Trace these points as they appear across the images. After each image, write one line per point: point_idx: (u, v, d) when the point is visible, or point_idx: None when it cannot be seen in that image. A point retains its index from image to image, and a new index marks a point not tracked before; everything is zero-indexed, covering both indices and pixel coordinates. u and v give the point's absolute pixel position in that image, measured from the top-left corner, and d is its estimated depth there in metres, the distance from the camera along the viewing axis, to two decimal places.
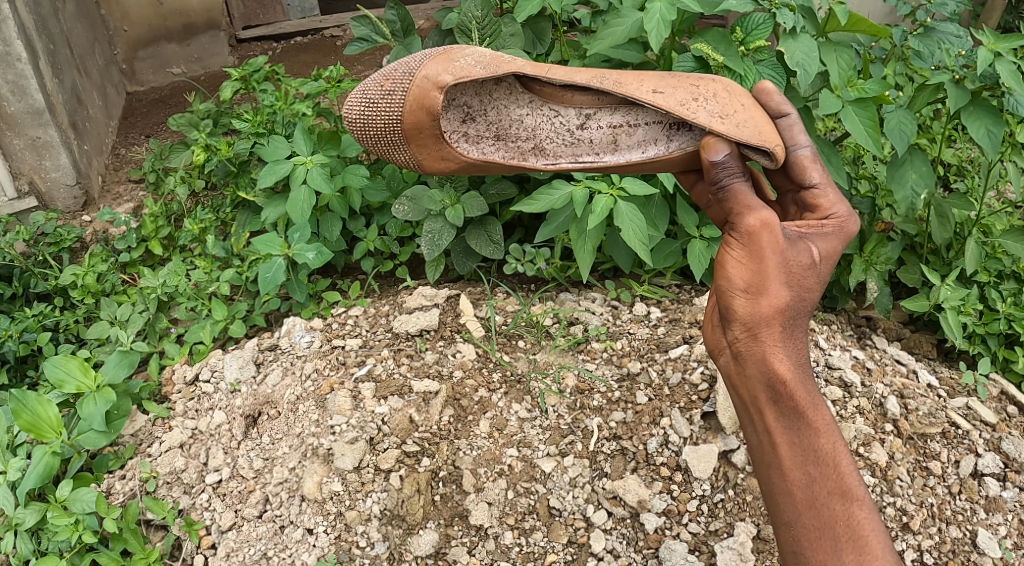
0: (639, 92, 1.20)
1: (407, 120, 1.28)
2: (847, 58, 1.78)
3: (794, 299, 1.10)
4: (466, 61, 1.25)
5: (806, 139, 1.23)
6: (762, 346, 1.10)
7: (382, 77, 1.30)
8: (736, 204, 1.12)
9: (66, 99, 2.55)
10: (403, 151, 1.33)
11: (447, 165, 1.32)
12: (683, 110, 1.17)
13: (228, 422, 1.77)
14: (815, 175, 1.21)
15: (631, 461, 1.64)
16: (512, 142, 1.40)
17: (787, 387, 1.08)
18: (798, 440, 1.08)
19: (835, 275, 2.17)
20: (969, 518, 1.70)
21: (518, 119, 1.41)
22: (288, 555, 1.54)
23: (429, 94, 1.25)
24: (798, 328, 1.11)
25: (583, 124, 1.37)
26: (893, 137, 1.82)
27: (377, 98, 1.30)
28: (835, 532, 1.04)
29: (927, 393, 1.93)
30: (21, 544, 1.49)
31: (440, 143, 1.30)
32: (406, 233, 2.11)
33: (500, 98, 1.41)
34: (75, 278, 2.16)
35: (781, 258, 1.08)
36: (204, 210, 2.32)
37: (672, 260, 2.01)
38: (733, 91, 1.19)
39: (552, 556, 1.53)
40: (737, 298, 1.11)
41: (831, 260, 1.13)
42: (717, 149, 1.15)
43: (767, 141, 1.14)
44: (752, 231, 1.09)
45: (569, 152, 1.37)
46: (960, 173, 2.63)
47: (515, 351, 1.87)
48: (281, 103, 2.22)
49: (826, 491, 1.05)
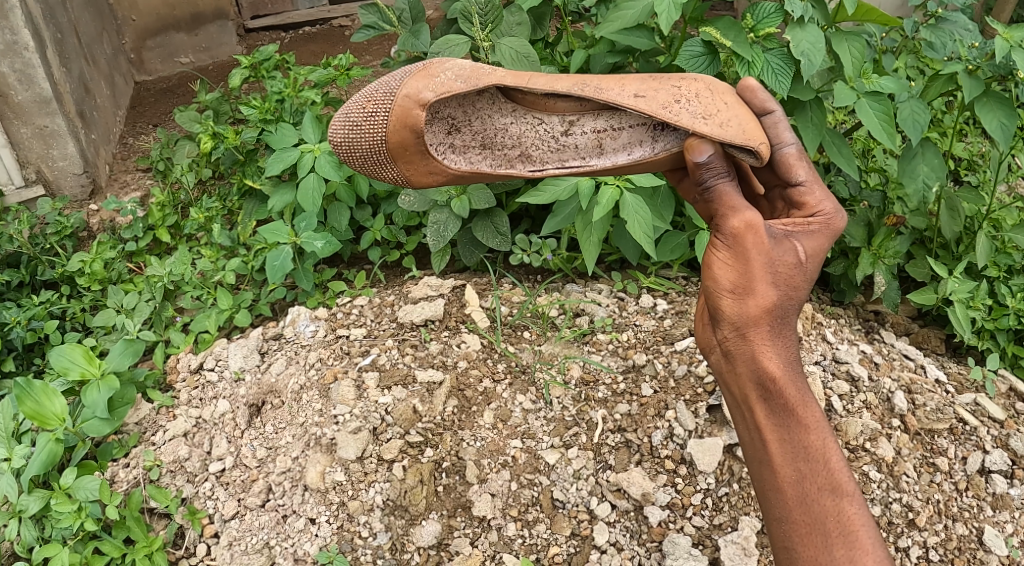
0: (620, 98, 1.16)
1: (390, 140, 1.23)
2: (859, 48, 1.73)
3: (782, 299, 1.08)
4: (446, 76, 1.21)
5: (792, 136, 1.19)
6: (751, 345, 1.09)
7: (364, 100, 1.26)
8: (722, 205, 1.11)
9: (74, 87, 2.55)
10: (390, 169, 1.28)
11: (435, 179, 1.28)
12: (664, 113, 1.13)
13: (232, 411, 1.76)
14: (802, 173, 1.19)
15: (636, 453, 1.63)
16: (498, 150, 1.37)
17: (776, 384, 1.08)
18: (788, 437, 1.07)
19: (844, 268, 2.15)
20: (975, 515, 1.68)
21: (503, 128, 1.37)
22: (290, 544, 1.53)
23: (411, 113, 1.21)
24: (787, 325, 1.10)
25: (567, 130, 1.33)
26: (907, 128, 1.80)
27: (360, 121, 1.25)
28: (825, 527, 1.04)
29: (935, 389, 1.90)
30: (25, 531, 1.50)
31: (426, 158, 1.25)
32: (412, 222, 2.11)
33: (483, 107, 1.37)
34: (81, 266, 2.15)
35: (766, 258, 1.07)
36: (211, 199, 2.32)
37: (678, 253, 1.99)
38: (715, 90, 1.16)
39: (555, 548, 1.52)
40: (724, 298, 1.09)
41: (818, 258, 1.11)
42: (700, 150, 1.12)
43: (751, 139, 1.11)
44: (736, 233, 1.08)
45: (555, 158, 1.33)
46: (970, 167, 2.60)
47: (520, 342, 1.87)
48: (289, 89, 2.21)
49: (817, 486, 1.05)
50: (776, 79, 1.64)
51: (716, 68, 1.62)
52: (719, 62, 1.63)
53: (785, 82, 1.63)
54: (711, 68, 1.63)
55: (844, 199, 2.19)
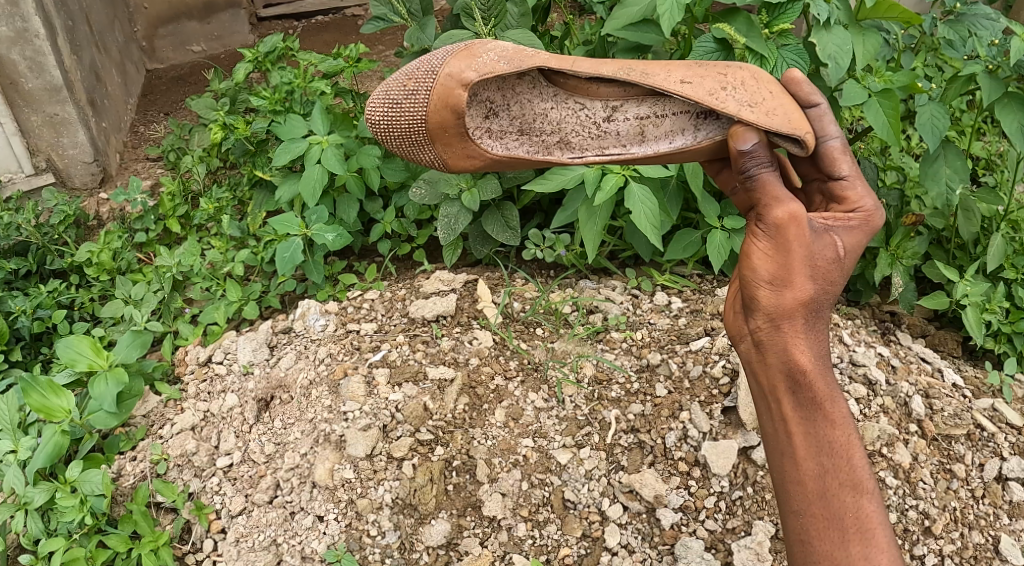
0: (667, 83, 1.12)
1: (431, 120, 1.20)
2: (874, 45, 1.68)
3: (819, 293, 1.05)
4: (489, 56, 1.17)
5: (836, 130, 1.15)
6: (785, 337, 1.06)
7: (404, 76, 1.22)
8: (764, 195, 1.06)
9: (85, 75, 2.53)
10: (428, 150, 1.25)
11: (472, 163, 1.25)
12: (711, 100, 1.10)
13: (240, 405, 1.74)
14: (845, 167, 1.15)
15: (648, 455, 1.61)
16: (537, 136, 1.33)
17: (806, 378, 1.05)
18: (813, 431, 1.05)
19: (861, 268, 2.12)
20: (992, 523, 1.64)
21: (542, 113, 1.33)
22: (298, 542, 1.51)
23: (453, 92, 1.17)
24: (821, 320, 1.07)
25: (609, 117, 1.29)
26: (924, 133, 1.75)
27: (400, 99, 1.22)
28: (842, 522, 1.03)
29: (952, 394, 1.86)
30: (31, 523, 1.48)
31: (466, 140, 1.22)
32: (424, 216, 2.08)
33: (523, 91, 1.32)
34: (89, 256, 2.13)
35: (807, 252, 1.03)
36: (221, 189, 2.30)
37: (692, 250, 1.95)
38: (761, 78, 1.13)
39: (565, 550, 1.50)
40: (761, 289, 1.05)
41: (856, 254, 1.08)
42: (745, 138, 1.09)
43: (797, 129, 1.08)
44: (780, 224, 1.03)
45: (595, 145, 1.30)
46: (989, 167, 2.56)
47: (532, 339, 1.84)
48: (300, 80, 2.18)
49: (838, 482, 1.03)
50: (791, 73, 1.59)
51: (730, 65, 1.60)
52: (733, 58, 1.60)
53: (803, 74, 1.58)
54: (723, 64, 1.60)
55: None
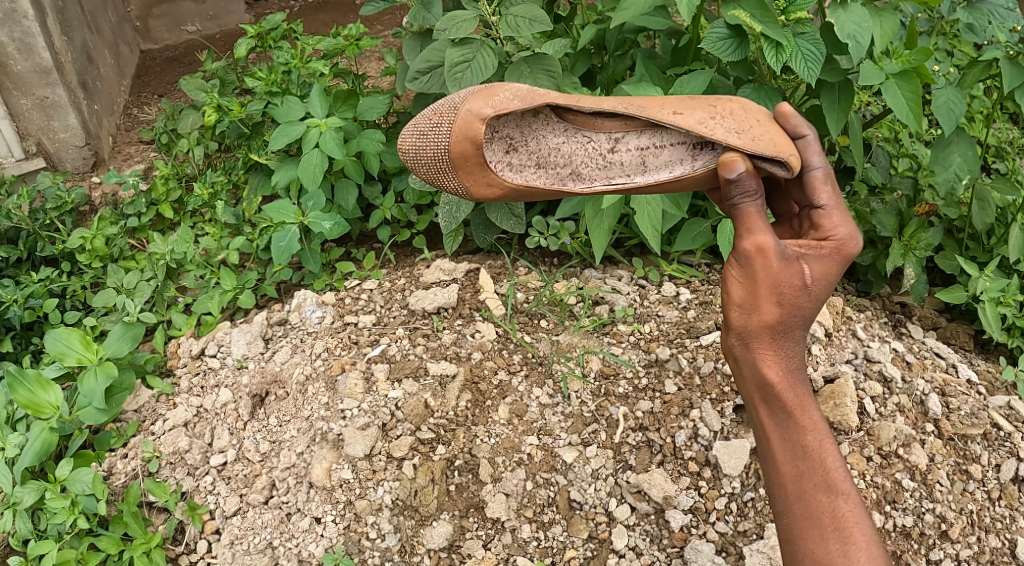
0: (660, 114, 1.09)
1: (453, 150, 1.14)
2: (892, 26, 1.56)
3: (790, 313, 1.01)
4: (505, 93, 1.13)
5: (821, 158, 1.10)
6: (753, 354, 1.03)
7: (430, 111, 1.18)
8: (738, 224, 1.03)
9: (76, 56, 2.45)
10: (451, 180, 1.19)
11: (495, 194, 1.18)
12: (703, 128, 1.07)
13: (234, 400, 1.68)
14: (827, 195, 1.07)
15: (657, 454, 1.55)
16: (552, 171, 1.25)
17: (776, 390, 1.02)
18: (786, 439, 1.02)
19: (871, 259, 2.05)
20: (1007, 526, 1.60)
21: (555, 148, 1.27)
22: (295, 545, 1.47)
23: (474, 126, 1.12)
24: (795, 336, 1.03)
25: (614, 149, 1.23)
26: (939, 117, 1.67)
27: (425, 132, 1.17)
28: (821, 522, 0.99)
29: (969, 391, 1.80)
30: (20, 523, 1.44)
31: (488, 170, 1.15)
32: (424, 201, 2.01)
33: (536, 128, 1.27)
34: (81, 243, 2.07)
35: (775, 275, 0.99)
36: (215, 173, 2.23)
37: (700, 242, 1.88)
38: (750, 109, 1.10)
39: (571, 552, 1.45)
40: (731, 312, 1.03)
41: (830, 278, 1.02)
42: (732, 165, 1.04)
43: (780, 153, 1.05)
44: (746, 252, 1.00)
45: (603, 177, 1.23)
46: (999, 154, 2.49)
47: (537, 331, 1.78)
48: (296, 61, 2.10)
49: (813, 485, 0.99)
50: (805, 64, 1.48)
51: (743, 52, 1.52)
52: (746, 44, 1.52)
53: (816, 69, 1.48)
54: (737, 52, 1.52)
55: (877, 186, 2.08)
